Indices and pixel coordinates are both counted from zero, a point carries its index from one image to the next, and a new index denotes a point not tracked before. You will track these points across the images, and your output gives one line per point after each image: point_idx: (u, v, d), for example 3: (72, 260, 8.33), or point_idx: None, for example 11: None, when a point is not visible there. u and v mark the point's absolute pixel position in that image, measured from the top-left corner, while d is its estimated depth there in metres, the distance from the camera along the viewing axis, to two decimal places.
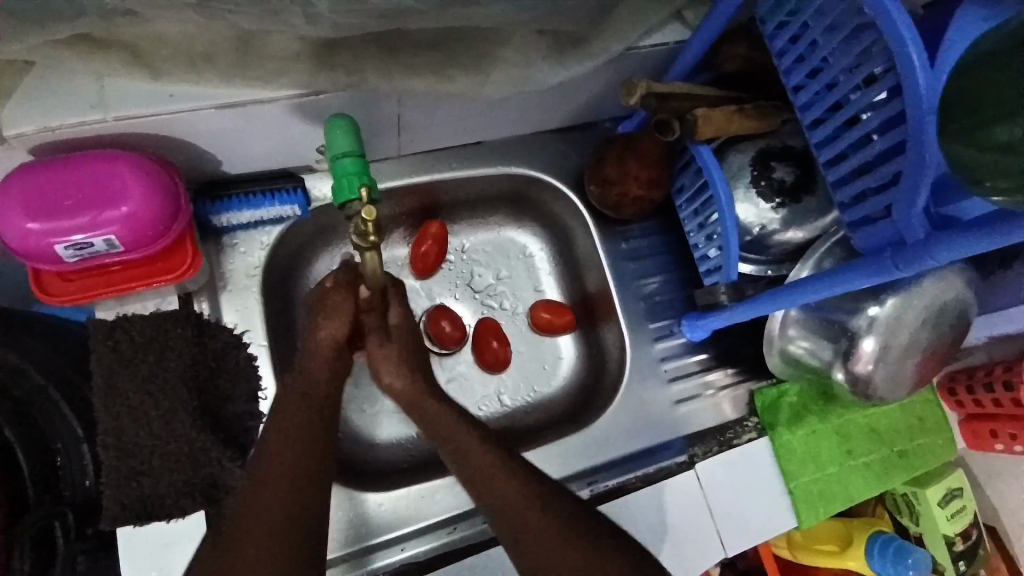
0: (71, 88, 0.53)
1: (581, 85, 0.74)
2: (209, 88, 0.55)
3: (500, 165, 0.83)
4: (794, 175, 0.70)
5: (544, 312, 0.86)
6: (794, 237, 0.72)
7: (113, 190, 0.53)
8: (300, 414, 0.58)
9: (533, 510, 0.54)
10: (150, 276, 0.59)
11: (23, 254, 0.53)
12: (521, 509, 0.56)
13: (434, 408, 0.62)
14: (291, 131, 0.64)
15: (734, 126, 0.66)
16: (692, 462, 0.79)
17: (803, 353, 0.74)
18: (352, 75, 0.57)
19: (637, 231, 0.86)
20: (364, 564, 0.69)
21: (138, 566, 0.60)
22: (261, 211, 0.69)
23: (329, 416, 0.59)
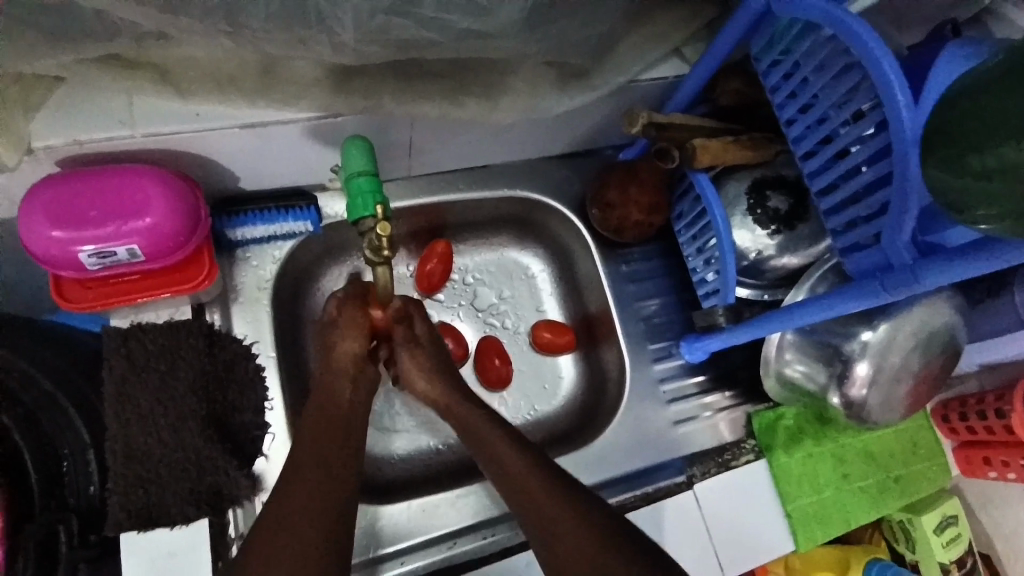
0: (102, 106, 0.56)
1: (585, 114, 0.78)
2: (232, 108, 0.58)
3: (505, 188, 0.87)
4: (789, 204, 0.73)
5: (545, 331, 0.90)
6: (788, 262, 0.74)
7: (139, 202, 0.55)
8: (323, 427, 0.61)
9: (565, 519, 0.58)
10: (166, 286, 0.60)
11: (47, 261, 0.54)
12: (552, 518, 0.58)
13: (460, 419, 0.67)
14: (308, 150, 0.67)
15: (730, 157, 0.70)
16: (691, 482, 0.80)
17: (799, 377, 0.76)
18: (369, 100, 0.61)
19: (637, 254, 0.89)
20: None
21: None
22: (274, 226, 0.72)
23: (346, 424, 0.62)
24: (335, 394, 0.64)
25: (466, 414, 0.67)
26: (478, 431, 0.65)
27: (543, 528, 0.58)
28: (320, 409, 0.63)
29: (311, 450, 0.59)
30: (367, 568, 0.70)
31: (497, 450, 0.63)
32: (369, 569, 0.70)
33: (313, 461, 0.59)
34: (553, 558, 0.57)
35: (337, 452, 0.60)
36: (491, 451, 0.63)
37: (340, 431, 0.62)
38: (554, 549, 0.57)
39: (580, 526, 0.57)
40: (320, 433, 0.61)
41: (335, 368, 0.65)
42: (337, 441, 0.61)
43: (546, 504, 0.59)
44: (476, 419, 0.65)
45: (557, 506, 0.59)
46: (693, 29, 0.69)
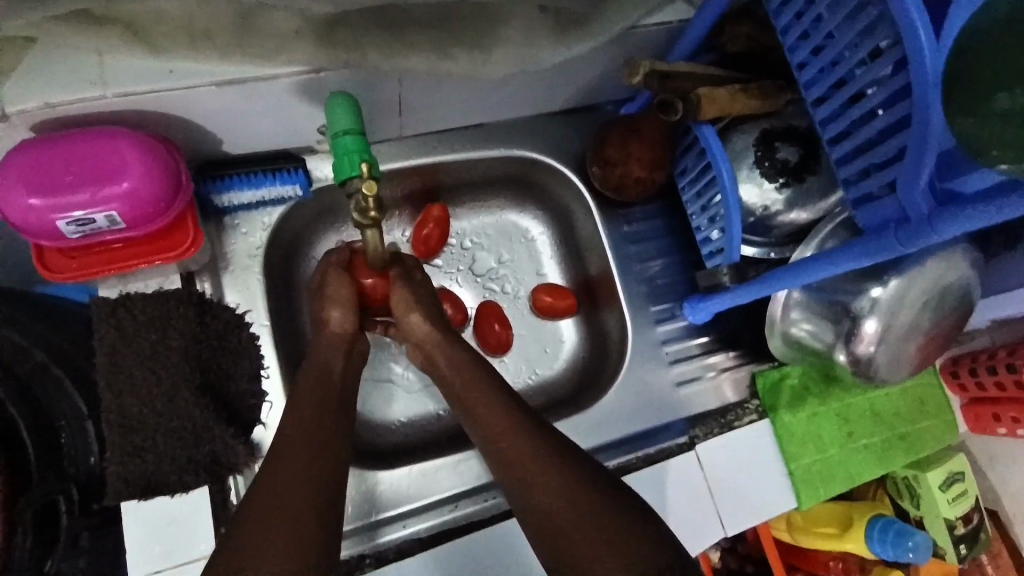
0: (71, 63, 0.53)
1: (584, 66, 0.74)
2: (208, 65, 0.55)
3: (502, 147, 0.84)
4: (799, 155, 0.69)
5: (545, 295, 0.89)
6: (796, 218, 0.71)
7: (114, 166, 0.52)
8: (314, 395, 0.60)
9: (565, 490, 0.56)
10: (151, 254, 0.58)
11: (25, 231, 0.52)
12: (551, 491, 0.56)
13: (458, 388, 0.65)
14: (293, 110, 0.64)
15: (738, 106, 0.66)
16: (692, 443, 0.78)
17: (806, 336, 0.74)
18: (352, 53, 0.57)
19: (640, 214, 0.86)
20: (369, 539, 0.69)
21: (141, 543, 0.59)
22: (261, 191, 0.69)
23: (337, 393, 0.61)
24: (329, 361, 0.63)
25: (465, 376, 0.65)
26: (476, 401, 0.64)
27: (539, 492, 0.56)
28: (310, 382, 0.60)
29: (298, 424, 0.57)
30: (365, 533, 0.69)
31: (493, 419, 0.62)
32: (367, 533, 0.69)
33: (300, 433, 0.56)
34: (552, 526, 0.54)
35: (327, 426, 0.58)
36: (489, 421, 0.61)
37: (333, 404, 0.60)
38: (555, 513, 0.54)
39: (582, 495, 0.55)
40: (312, 403, 0.59)
41: (330, 341, 0.64)
42: (330, 413, 0.59)
43: (546, 474, 0.57)
44: (476, 388, 0.64)
45: (556, 476, 0.56)
46: None
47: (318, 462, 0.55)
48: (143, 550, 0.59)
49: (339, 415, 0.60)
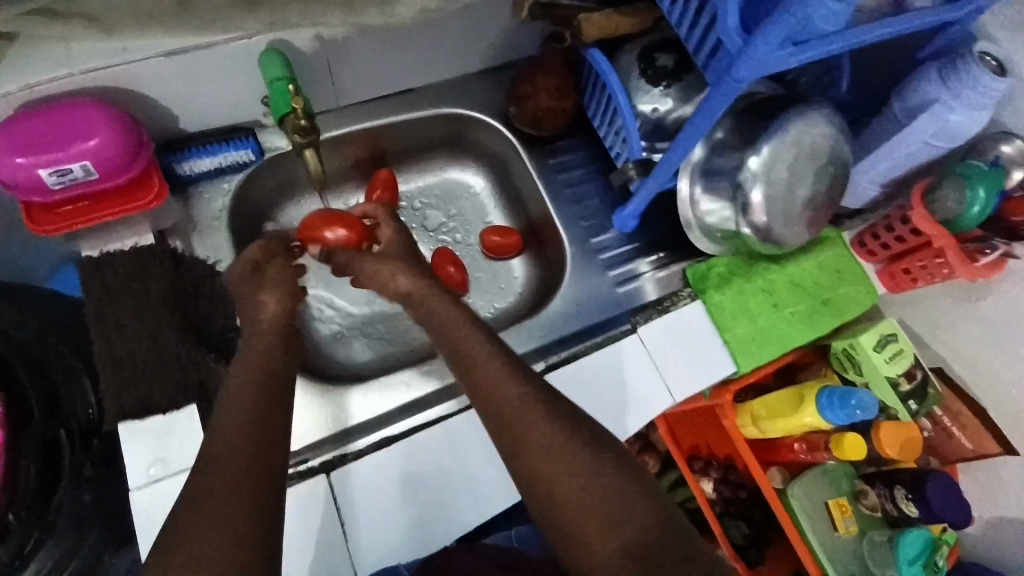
0: (40, 52, 0.63)
1: (483, 20, 0.86)
2: (155, 40, 0.66)
3: (430, 107, 0.94)
4: (674, 60, 0.80)
5: (493, 235, 0.97)
6: (685, 113, 0.81)
7: (84, 125, 0.61)
8: (262, 374, 0.59)
9: (543, 414, 0.59)
10: (124, 206, 0.67)
11: (15, 186, 0.61)
12: (527, 411, 0.59)
13: (441, 329, 0.66)
14: (236, 82, 0.75)
15: (615, 27, 0.79)
16: (635, 328, 0.86)
17: (719, 221, 0.83)
18: (275, 15, 0.69)
19: (562, 147, 0.96)
20: (347, 443, 0.76)
21: (139, 457, 0.65)
22: (219, 157, 0.79)
23: (284, 368, 0.61)
24: (274, 343, 0.62)
25: (432, 322, 0.67)
26: (457, 332, 0.65)
27: (526, 434, 0.58)
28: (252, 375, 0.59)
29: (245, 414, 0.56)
30: (342, 437, 0.77)
31: (471, 359, 0.63)
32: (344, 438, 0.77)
33: (246, 425, 0.55)
34: (531, 469, 0.57)
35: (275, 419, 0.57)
36: (476, 364, 0.63)
37: (278, 400, 0.58)
38: (537, 448, 0.58)
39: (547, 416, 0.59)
40: (261, 383, 0.58)
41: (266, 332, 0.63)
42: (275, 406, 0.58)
43: (528, 412, 0.59)
44: (457, 329, 0.65)
45: (537, 408, 0.59)
46: None
47: (262, 429, 0.55)
48: (141, 465, 0.65)
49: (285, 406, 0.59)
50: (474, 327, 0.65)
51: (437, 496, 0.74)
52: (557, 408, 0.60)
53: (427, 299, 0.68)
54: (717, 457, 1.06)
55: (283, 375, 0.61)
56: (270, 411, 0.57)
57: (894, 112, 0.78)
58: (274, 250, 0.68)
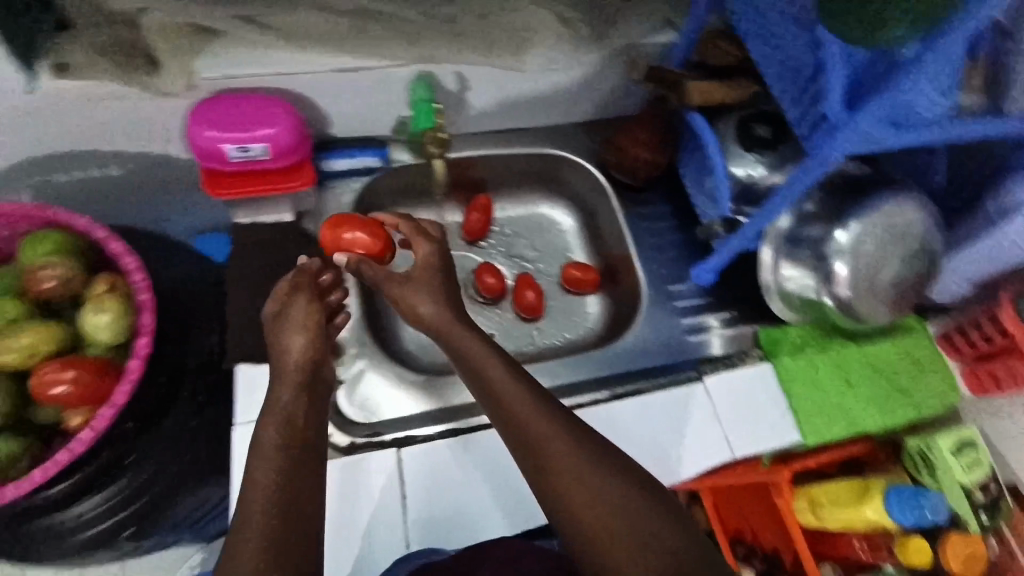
0: (240, 54, 0.76)
1: (599, 78, 0.95)
2: (328, 56, 0.78)
3: (535, 147, 1.02)
4: (771, 131, 0.85)
5: (574, 269, 1.02)
6: (775, 181, 0.85)
7: (269, 116, 0.75)
8: (287, 423, 0.60)
9: (569, 450, 0.59)
10: (280, 184, 0.79)
11: (205, 155, 0.74)
12: (553, 445, 0.60)
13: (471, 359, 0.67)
14: (379, 101, 0.86)
15: (719, 96, 0.85)
16: (699, 377, 0.88)
17: (798, 288, 0.85)
18: (427, 52, 0.81)
19: (650, 200, 1.02)
20: (414, 427, 0.80)
21: (248, 399, 0.74)
22: (355, 161, 0.92)
23: (308, 412, 0.62)
24: (291, 390, 0.63)
25: (461, 356, 0.68)
26: (484, 356, 0.66)
27: (549, 462, 0.59)
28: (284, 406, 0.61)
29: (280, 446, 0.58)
30: (410, 420, 0.81)
31: (497, 394, 0.64)
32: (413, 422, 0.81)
33: (280, 456, 0.57)
34: (556, 496, 0.58)
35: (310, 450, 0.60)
36: (499, 396, 0.64)
37: (307, 432, 0.61)
38: (559, 481, 0.58)
39: (580, 454, 0.59)
40: (291, 439, 0.59)
41: (294, 370, 0.65)
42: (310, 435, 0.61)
43: (557, 451, 0.59)
44: (485, 355, 0.66)
45: (565, 452, 0.59)
46: None
47: (291, 475, 0.56)
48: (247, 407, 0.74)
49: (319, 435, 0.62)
50: (494, 351, 0.67)
51: (481, 498, 0.77)
52: (586, 445, 0.60)
53: (450, 331, 0.69)
54: (763, 545, 0.90)
55: (306, 428, 0.61)
56: (296, 459, 0.58)
57: (988, 212, 0.81)
58: (293, 291, 0.71)
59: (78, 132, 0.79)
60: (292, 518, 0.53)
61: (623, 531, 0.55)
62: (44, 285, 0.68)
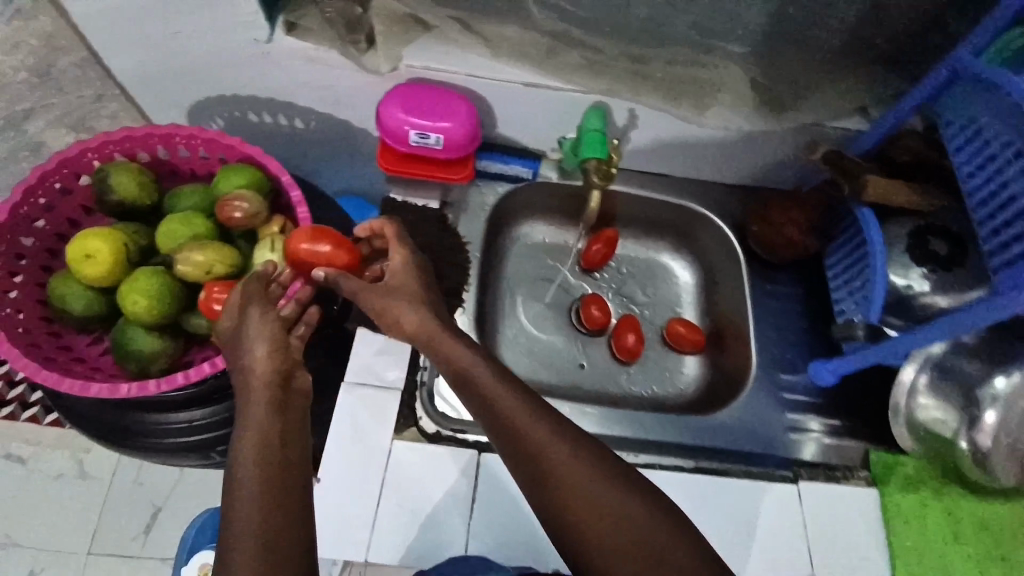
0: (444, 49, 0.82)
1: (767, 146, 0.92)
2: (520, 68, 0.82)
3: (677, 198, 1.01)
4: (947, 249, 0.80)
5: (680, 325, 1.00)
6: (935, 302, 0.80)
7: (452, 111, 0.80)
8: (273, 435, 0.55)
9: (574, 459, 0.58)
10: (443, 172, 0.86)
11: (387, 134, 0.80)
12: (554, 457, 0.58)
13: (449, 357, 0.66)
14: (547, 117, 0.89)
15: (898, 197, 0.80)
16: (795, 478, 0.83)
17: (932, 420, 0.82)
18: (609, 85, 0.83)
19: (783, 281, 0.98)
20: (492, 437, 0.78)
21: (363, 360, 0.80)
22: (506, 167, 0.94)
23: (288, 408, 0.58)
24: (263, 388, 0.58)
25: (443, 363, 0.66)
26: (464, 355, 0.65)
27: (550, 471, 0.58)
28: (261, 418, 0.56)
29: (256, 466, 0.53)
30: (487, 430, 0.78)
31: (493, 401, 0.62)
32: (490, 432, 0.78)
33: (261, 480, 0.52)
34: (562, 511, 0.57)
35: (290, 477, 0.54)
36: (490, 403, 0.62)
37: (284, 452, 0.55)
38: (567, 498, 0.57)
39: (586, 465, 0.58)
40: (270, 450, 0.54)
41: (261, 381, 0.58)
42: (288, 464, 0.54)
43: (559, 463, 0.58)
44: (463, 354, 0.65)
45: (569, 453, 0.59)
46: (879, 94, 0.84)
47: (276, 484, 0.53)
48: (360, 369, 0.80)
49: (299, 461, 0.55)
50: (462, 342, 0.67)
51: (542, 529, 0.74)
52: (591, 446, 0.60)
53: (431, 331, 0.67)
54: None
55: (284, 427, 0.57)
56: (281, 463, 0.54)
57: None
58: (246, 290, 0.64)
59: (283, 81, 0.87)
60: (280, 528, 0.51)
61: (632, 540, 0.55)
62: (233, 215, 0.72)
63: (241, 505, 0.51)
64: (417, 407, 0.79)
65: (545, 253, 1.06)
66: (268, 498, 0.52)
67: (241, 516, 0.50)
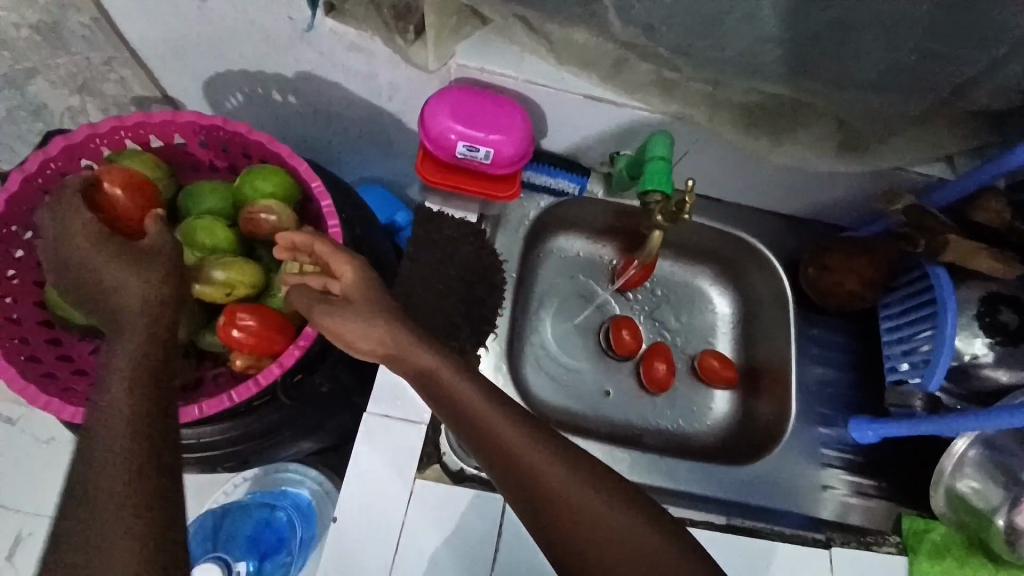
0: (501, 51, 0.73)
1: (835, 182, 0.86)
2: (581, 78, 0.74)
3: (729, 227, 0.95)
4: (1019, 322, 0.75)
5: (713, 359, 0.94)
6: (997, 376, 0.76)
7: (506, 123, 0.72)
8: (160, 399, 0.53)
9: (563, 467, 0.56)
10: (487, 188, 0.79)
11: (434, 142, 0.73)
12: (542, 471, 0.56)
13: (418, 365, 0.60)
14: (604, 131, 0.83)
15: (981, 262, 0.73)
16: (828, 543, 0.80)
17: (970, 493, 0.78)
18: (680, 107, 0.75)
19: (830, 326, 0.93)
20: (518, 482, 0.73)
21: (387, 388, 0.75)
22: (551, 180, 0.87)
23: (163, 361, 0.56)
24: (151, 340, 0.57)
25: (417, 377, 0.61)
26: (452, 378, 0.59)
27: (539, 483, 0.56)
28: (129, 393, 0.52)
29: (126, 423, 0.51)
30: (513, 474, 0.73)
31: (470, 413, 0.58)
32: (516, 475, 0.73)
33: (127, 458, 0.49)
34: (555, 520, 0.55)
35: (157, 458, 0.50)
36: (468, 409, 0.58)
37: (164, 417, 0.53)
38: (568, 515, 0.55)
39: (577, 476, 0.56)
40: (141, 396, 0.53)
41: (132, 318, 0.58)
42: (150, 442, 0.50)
43: (546, 475, 0.56)
44: (440, 364, 0.60)
45: (556, 464, 0.56)
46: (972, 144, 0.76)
47: (132, 438, 0.50)
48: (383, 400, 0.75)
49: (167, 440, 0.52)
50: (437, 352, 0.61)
51: None
52: (577, 457, 0.57)
53: (402, 346, 0.60)
54: None
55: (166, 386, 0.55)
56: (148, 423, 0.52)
57: None
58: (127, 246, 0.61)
59: (318, 66, 0.78)
60: (128, 484, 0.48)
61: (634, 554, 0.54)
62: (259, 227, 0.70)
63: (99, 457, 0.49)
64: (441, 443, 0.74)
65: (579, 270, 0.98)
66: (118, 446, 0.49)
67: (96, 465, 0.48)
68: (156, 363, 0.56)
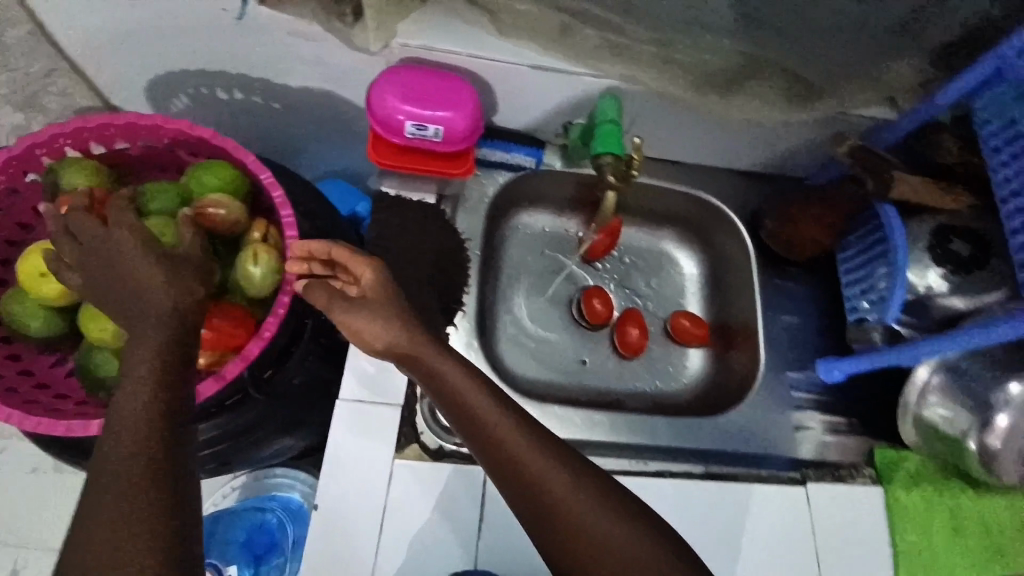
0: (445, 27, 0.73)
1: (788, 131, 0.88)
2: (527, 49, 0.75)
3: (689, 187, 0.96)
4: (969, 251, 0.78)
5: (684, 319, 0.96)
6: (953, 304, 0.77)
7: (453, 99, 0.72)
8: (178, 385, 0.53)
9: (553, 461, 0.57)
10: (441, 167, 0.78)
11: (383, 124, 0.73)
12: (534, 462, 0.57)
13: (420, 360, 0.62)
14: (558, 102, 0.83)
15: (924, 196, 0.76)
16: (803, 479, 0.82)
17: (940, 420, 0.80)
18: (628, 70, 0.76)
19: (793, 274, 0.95)
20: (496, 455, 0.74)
21: (358, 374, 0.75)
22: (507, 155, 0.88)
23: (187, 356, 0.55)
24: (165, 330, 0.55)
25: (424, 374, 0.62)
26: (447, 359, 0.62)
27: (526, 472, 0.56)
28: (146, 385, 0.52)
29: (144, 415, 0.50)
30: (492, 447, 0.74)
31: (466, 405, 0.60)
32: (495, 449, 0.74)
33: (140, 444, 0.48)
34: (544, 513, 0.55)
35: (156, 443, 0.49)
36: (465, 399, 0.60)
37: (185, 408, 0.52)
38: (551, 518, 0.55)
39: (567, 470, 0.57)
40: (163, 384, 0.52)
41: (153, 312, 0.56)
42: (152, 431, 0.49)
43: (535, 467, 0.56)
44: (437, 356, 0.62)
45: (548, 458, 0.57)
46: (912, 82, 0.78)
47: (149, 429, 0.49)
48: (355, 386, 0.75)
49: (171, 427, 0.51)
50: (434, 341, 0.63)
51: None
52: (567, 453, 0.58)
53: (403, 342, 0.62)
54: None
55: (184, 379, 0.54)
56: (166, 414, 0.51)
57: None
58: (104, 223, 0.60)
59: (258, 57, 0.77)
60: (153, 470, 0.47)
61: (619, 562, 0.53)
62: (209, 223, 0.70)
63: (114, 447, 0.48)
64: (418, 423, 0.75)
65: (546, 244, 0.98)
66: (140, 435, 0.49)
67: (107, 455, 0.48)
68: (183, 363, 0.55)
